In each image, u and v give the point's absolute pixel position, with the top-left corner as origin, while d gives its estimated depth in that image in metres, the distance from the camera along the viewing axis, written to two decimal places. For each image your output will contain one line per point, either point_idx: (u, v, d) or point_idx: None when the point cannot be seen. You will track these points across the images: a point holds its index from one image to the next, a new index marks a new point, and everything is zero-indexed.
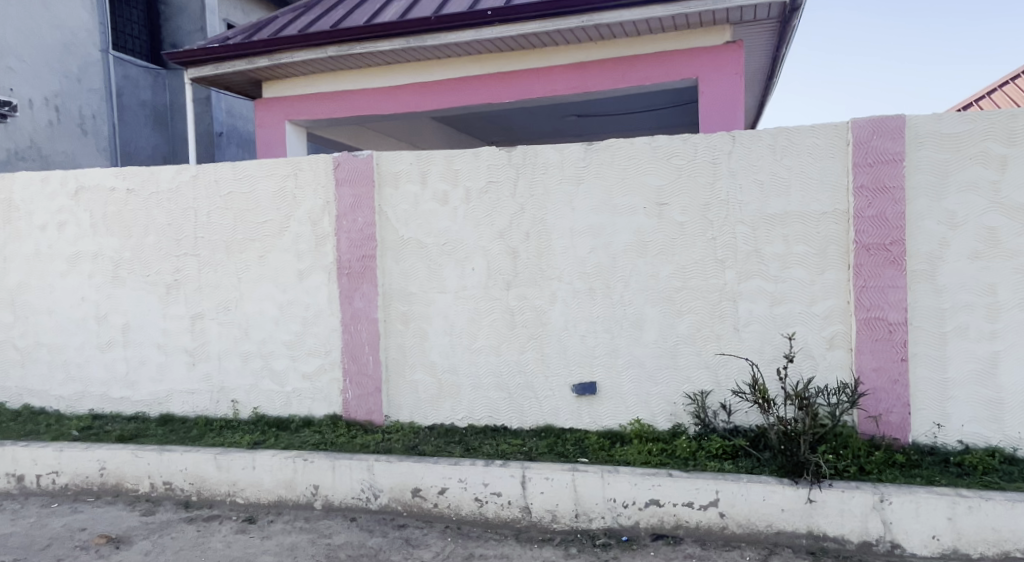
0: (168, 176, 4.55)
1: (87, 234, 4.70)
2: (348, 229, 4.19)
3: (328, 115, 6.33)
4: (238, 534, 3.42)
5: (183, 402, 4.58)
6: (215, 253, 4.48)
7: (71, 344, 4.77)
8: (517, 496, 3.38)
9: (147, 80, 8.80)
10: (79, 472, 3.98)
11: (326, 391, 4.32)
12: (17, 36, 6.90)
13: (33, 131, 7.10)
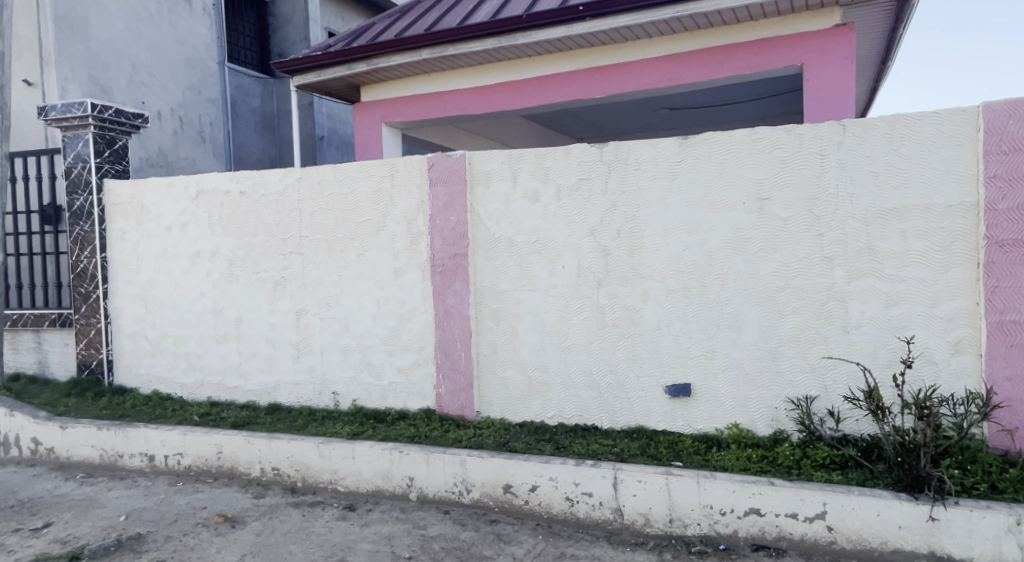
0: (276, 179, 4.78)
1: (205, 234, 5.01)
2: (441, 228, 4.26)
3: (422, 116, 6.46)
4: (340, 520, 3.54)
5: (289, 392, 4.79)
6: (317, 251, 4.66)
7: (192, 336, 5.10)
8: (609, 498, 3.32)
9: (257, 89, 9.30)
10: (200, 454, 4.24)
11: (420, 385, 4.39)
12: (147, 52, 7.46)
13: (162, 140, 7.62)
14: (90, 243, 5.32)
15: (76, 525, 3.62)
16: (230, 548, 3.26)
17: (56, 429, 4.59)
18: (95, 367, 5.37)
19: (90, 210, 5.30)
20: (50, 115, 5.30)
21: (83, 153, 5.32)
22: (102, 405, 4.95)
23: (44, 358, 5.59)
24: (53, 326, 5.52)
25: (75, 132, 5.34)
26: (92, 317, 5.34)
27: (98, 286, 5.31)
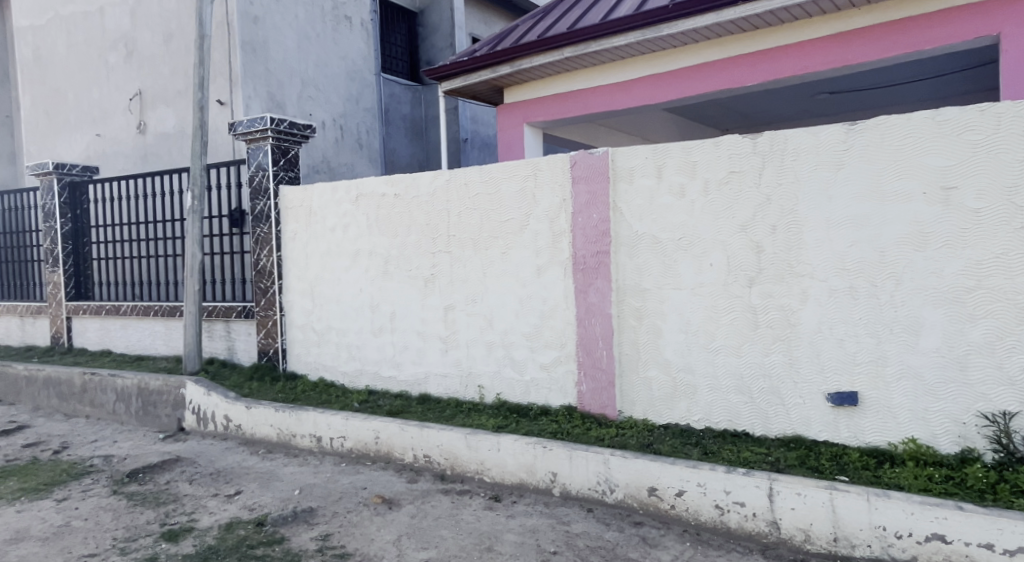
0: (427, 182, 4.96)
1: (364, 234, 5.31)
2: (583, 225, 4.22)
3: (563, 115, 6.45)
4: (486, 510, 3.60)
5: (438, 384, 4.96)
6: (464, 250, 4.78)
7: (352, 328, 5.43)
8: (765, 509, 3.11)
9: (408, 97, 9.75)
10: (359, 438, 4.50)
11: (562, 382, 4.37)
12: (315, 68, 8.07)
13: (326, 148, 8.18)
14: (269, 243, 5.83)
15: (261, 494, 4.08)
16: (387, 528, 3.46)
17: (242, 409, 5.10)
18: (273, 354, 5.89)
19: (269, 213, 5.81)
20: (238, 130, 5.87)
21: (262, 162, 5.83)
22: (279, 389, 5.41)
23: (232, 345, 6.19)
24: (239, 317, 6.11)
25: (257, 144, 5.87)
26: (270, 309, 5.86)
27: (275, 282, 5.81)
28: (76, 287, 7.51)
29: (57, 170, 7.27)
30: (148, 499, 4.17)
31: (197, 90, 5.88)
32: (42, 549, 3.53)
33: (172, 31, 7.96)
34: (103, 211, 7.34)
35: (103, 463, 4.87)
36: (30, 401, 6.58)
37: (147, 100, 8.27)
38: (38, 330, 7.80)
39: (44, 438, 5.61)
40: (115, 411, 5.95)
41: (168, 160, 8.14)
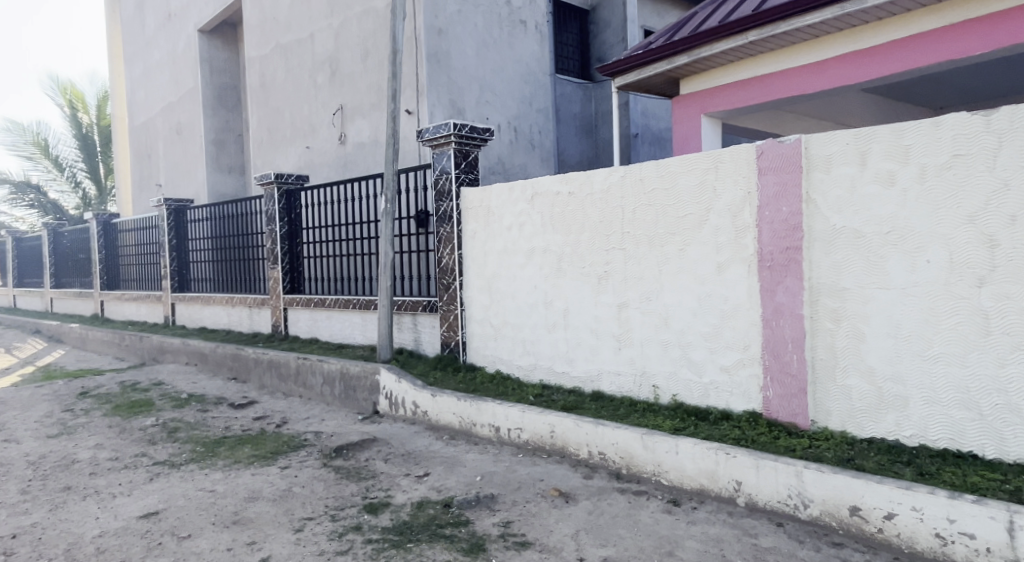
0: (601, 179, 4.97)
1: (539, 232, 5.44)
2: (770, 220, 4.02)
3: (746, 102, 6.14)
4: (665, 513, 3.57)
5: (611, 382, 4.98)
6: (639, 247, 4.74)
7: (527, 324, 5.60)
8: (999, 544, 2.73)
9: (579, 95, 9.83)
10: (535, 431, 4.65)
11: (745, 386, 4.20)
12: (493, 73, 8.41)
13: (501, 149, 8.49)
14: (451, 242, 6.17)
15: (447, 478, 4.34)
16: (566, 522, 3.55)
17: (428, 396, 5.46)
18: (454, 346, 6.23)
19: (451, 213, 6.16)
20: (425, 136, 6.25)
21: (446, 166, 6.18)
22: (461, 379, 5.72)
23: (418, 337, 6.62)
24: (424, 311, 6.55)
25: (441, 149, 6.21)
26: (452, 304, 6.21)
27: (456, 278, 6.15)
28: (291, 281, 8.50)
29: (278, 180, 8.32)
30: (351, 473, 4.64)
31: (390, 102, 6.37)
32: (270, 509, 4.10)
33: (368, 49, 8.69)
34: (311, 214, 8.22)
35: (314, 439, 5.49)
36: (256, 380, 7.57)
37: (347, 114, 9.12)
38: (263, 319, 8.96)
39: (268, 413, 6.44)
40: (322, 393, 6.65)
41: (364, 167, 8.91)
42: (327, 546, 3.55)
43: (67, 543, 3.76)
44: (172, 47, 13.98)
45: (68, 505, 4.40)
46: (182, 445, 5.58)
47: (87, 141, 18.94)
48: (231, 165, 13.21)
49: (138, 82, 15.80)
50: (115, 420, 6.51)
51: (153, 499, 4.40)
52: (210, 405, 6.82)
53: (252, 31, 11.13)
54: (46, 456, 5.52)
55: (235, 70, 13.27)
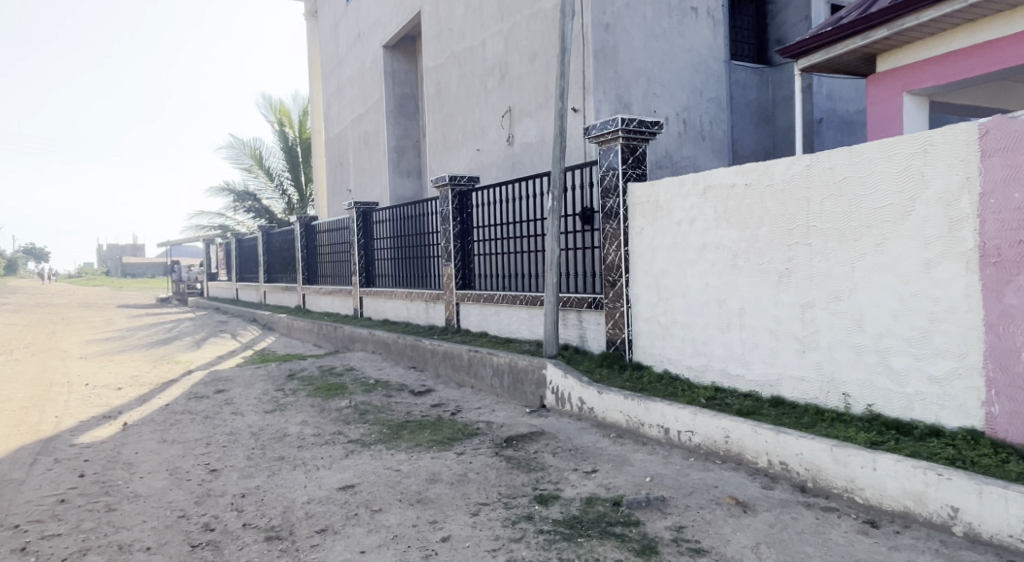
0: (783, 169, 4.65)
1: (712, 227, 5.20)
2: (997, 208, 3.50)
3: (960, 75, 5.42)
4: (861, 535, 3.26)
5: (793, 388, 4.64)
6: (827, 242, 4.38)
7: (698, 323, 5.39)
8: None
9: (754, 81, 9.28)
10: (709, 435, 4.45)
11: (960, 399, 3.71)
12: (661, 64, 8.19)
13: (669, 143, 8.24)
14: (617, 239, 6.05)
15: (615, 476, 4.30)
16: (745, 533, 3.37)
17: (595, 393, 5.42)
18: (620, 344, 6.13)
19: (618, 210, 6.03)
20: (592, 133, 6.15)
21: (613, 162, 6.04)
22: (627, 378, 5.61)
23: (584, 333, 6.60)
24: (589, 308, 6.51)
25: (608, 146, 6.08)
26: (618, 302, 6.11)
27: (622, 276, 6.03)
28: (463, 277, 8.87)
29: (451, 181, 8.72)
30: (521, 464, 4.74)
31: (558, 101, 6.37)
32: (448, 492, 4.32)
33: (536, 50, 8.82)
34: (481, 213, 8.51)
35: (486, 428, 5.68)
36: (432, 370, 7.99)
37: (515, 115, 9.34)
38: (438, 312, 9.45)
39: (444, 401, 6.78)
40: (492, 385, 6.86)
41: (531, 166, 9.06)
42: (501, 533, 3.68)
43: (282, 507, 4.29)
44: (361, 63, 15.18)
45: (282, 473, 4.98)
46: (371, 426, 6.05)
47: (292, 155, 21.05)
48: (410, 169, 14.07)
49: (332, 97, 17.36)
50: (316, 400, 7.22)
51: (349, 473, 4.85)
52: (394, 390, 7.32)
53: (430, 42, 11.77)
54: (262, 429, 6.27)
55: (414, 80, 14.12)
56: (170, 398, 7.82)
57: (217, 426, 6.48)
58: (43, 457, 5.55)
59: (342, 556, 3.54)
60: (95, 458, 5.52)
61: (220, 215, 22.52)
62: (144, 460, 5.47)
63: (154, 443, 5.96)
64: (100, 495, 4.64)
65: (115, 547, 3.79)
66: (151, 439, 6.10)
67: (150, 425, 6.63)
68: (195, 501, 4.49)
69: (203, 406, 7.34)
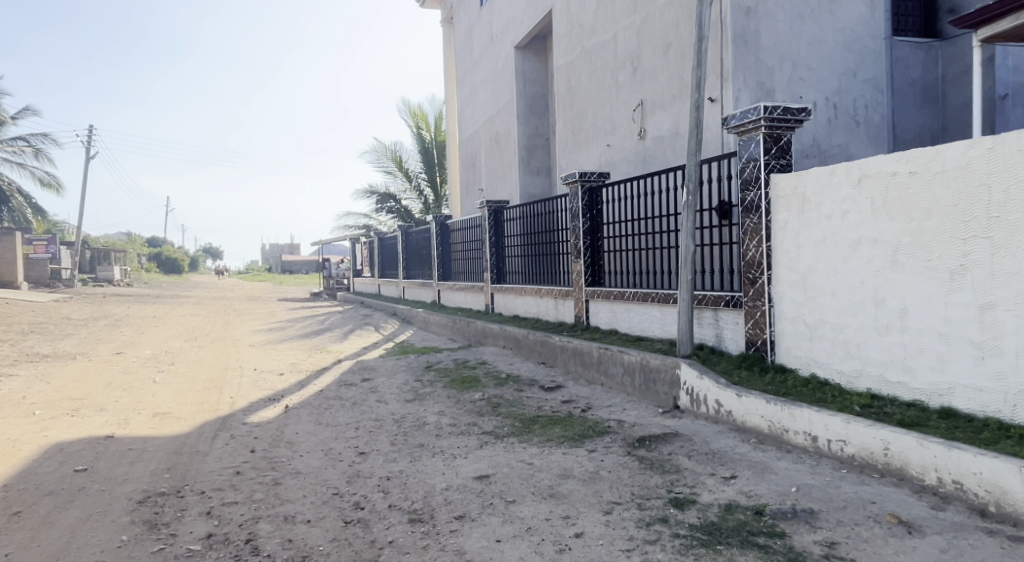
0: (956, 154, 4.17)
1: (868, 220, 4.77)
2: None
3: None
4: None
5: (969, 398, 4.16)
6: (1014, 236, 3.88)
7: (852, 324, 4.98)
8: None
9: (919, 58, 8.47)
10: (865, 447, 4.10)
11: None
12: (809, 47, 7.67)
13: (816, 131, 7.71)
14: (757, 234, 5.72)
15: (756, 483, 4.07)
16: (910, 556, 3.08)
17: (733, 396, 5.17)
18: (761, 345, 5.80)
19: (759, 203, 5.70)
20: (731, 124, 5.86)
21: (754, 153, 5.72)
22: (769, 381, 5.30)
23: (720, 332, 6.31)
24: (727, 306, 6.22)
25: (749, 136, 5.76)
26: (758, 300, 5.80)
27: (763, 273, 5.69)
28: (592, 274, 8.79)
29: (582, 178, 8.67)
30: (655, 465, 4.61)
31: (694, 91, 6.08)
32: (581, 489, 4.29)
33: (670, 41, 8.57)
34: (612, 209, 8.39)
35: (618, 426, 5.59)
36: (561, 366, 7.99)
37: (647, 108, 9.12)
38: (567, 309, 9.44)
39: (574, 397, 6.76)
40: (622, 383, 6.74)
41: (664, 160, 8.81)
42: (635, 533, 3.61)
43: (423, 491, 4.47)
44: (493, 65, 15.49)
45: (422, 459, 5.19)
46: (503, 419, 6.15)
47: (428, 156, 22.02)
48: (540, 167, 14.17)
49: (466, 100, 17.86)
50: (452, 392, 7.46)
51: (484, 464, 4.96)
52: (525, 385, 7.40)
53: (561, 40, 11.77)
54: (404, 417, 6.56)
55: (545, 79, 14.20)
56: (323, 385, 8.39)
57: (363, 412, 6.87)
58: (222, 432, 6.14)
59: (479, 544, 3.64)
60: (262, 435, 6.04)
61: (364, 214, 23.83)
62: (303, 440, 5.91)
63: (310, 425, 6.41)
64: (268, 469, 5.06)
65: (281, 517, 4.13)
66: (308, 422, 6.57)
67: (306, 408, 7.14)
68: (346, 480, 4.78)
69: (352, 393, 7.80)
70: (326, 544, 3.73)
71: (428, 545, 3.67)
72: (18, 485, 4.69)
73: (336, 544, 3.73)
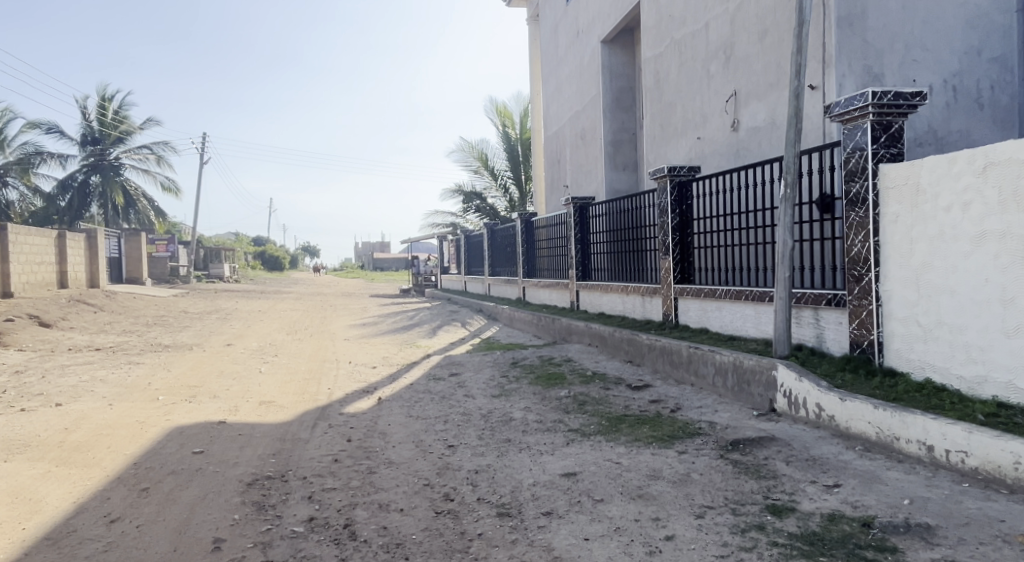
0: None
1: (995, 212, 4.34)
2: None
3: None
4: None
5: None
6: None
7: (973, 326, 4.53)
8: None
9: None
10: (991, 459, 3.78)
11: None
12: (924, 26, 7.18)
13: (932, 116, 7.21)
14: (864, 228, 5.38)
15: (863, 493, 3.84)
16: None
17: (835, 400, 4.89)
18: (866, 347, 5.45)
19: (866, 196, 5.36)
20: (835, 112, 5.55)
21: (860, 142, 5.39)
22: (875, 384, 4.97)
23: (821, 333, 6.00)
24: (829, 305, 5.90)
25: (854, 124, 5.45)
26: (864, 299, 5.44)
27: (870, 269, 5.33)
28: (682, 271, 8.56)
29: (671, 173, 8.45)
30: (749, 469, 4.42)
31: (794, 79, 5.78)
32: (671, 491, 4.18)
33: (767, 27, 8.21)
34: (702, 204, 8.13)
35: (710, 428, 5.41)
36: (649, 365, 7.83)
37: (741, 99, 8.79)
38: (655, 307, 9.24)
39: (662, 397, 6.60)
40: (714, 384, 6.52)
41: (759, 152, 8.46)
42: (730, 539, 3.47)
43: (511, 486, 4.48)
44: (579, 60, 15.37)
45: (510, 454, 5.21)
46: (590, 417, 6.09)
47: (514, 153, 22.15)
48: (627, 162, 13.95)
49: (551, 97, 17.82)
50: (538, 388, 7.45)
51: (571, 461, 4.91)
52: (612, 383, 7.30)
53: (649, 32, 11.53)
54: (491, 412, 6.61)
55: (632, 73, 13.96)
56: (413, 378, 8.60)
57: (452, 406, 6.97)
58: (321, 421, 6.39)
59: (567, 541, 3.61)
60: (358, 426, 6.24)
61: (451, 215, 24.24)
62: (395, 431, 6.06)
63: (402, 417, 6.57)
64: (363, 458, 5.21)
65: (376, 505, 4.24)
66: (400, 414, 6.74)
67: (398, 401, 7.33)
68: (437, 472, 4.86)
69: (441, 387, 7.94)
70: (419, 532, 3.81)
71: (517, 539, 3.68)
72: (144, 463, 5.05)
73: (428, 533, 3.80)
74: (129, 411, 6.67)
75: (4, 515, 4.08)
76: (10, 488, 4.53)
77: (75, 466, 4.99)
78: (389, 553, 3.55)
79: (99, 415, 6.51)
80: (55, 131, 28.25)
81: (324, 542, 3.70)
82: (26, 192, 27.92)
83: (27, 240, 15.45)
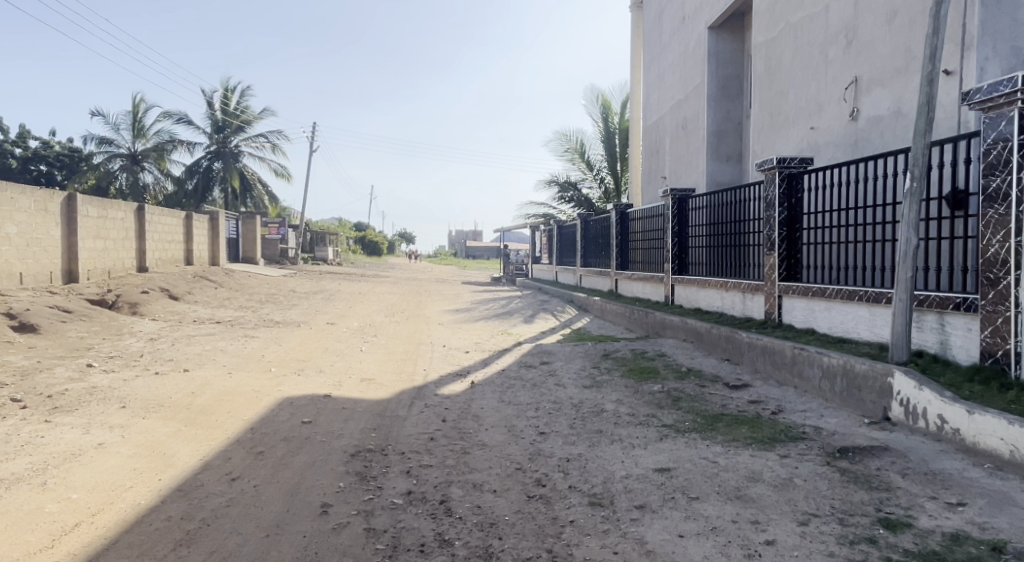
0: None
1: None
2: None
3: None
4: None
5: None
6: None
7: None
8: None
9: None
10: None
11: None
12: None
13: None
14: (1004, 227, 4.92)
15: (993, 515, 3.52)
16: None
17: (962, 412, 4.52)
18: (1000, 356, 4.99)
19: (1008, 191, 4.90)
20: (975, 99, 5.09)
21: (1004, 132, 4.93)
22: (1010, 398, 4.53)
23: (947, 339, 5.55)
24: (957, 310, 5.45)
25: (996, 113, 5.01)
26: (1000, 304, 4.97)
27: (1010, 272, 4.87)
28: (788, 268, 8.15)
29: (780, 164, 8.03)
30: (860, 479, 4.16)
31: (927, 63, 5.34)
32: (772, 495, 3.99)
33: (897, 8, 7.65)
34: (814, 198, 7.70)
35: (815, 433, 5.13)
36: (748, 364, 7.53)
37: (863, 86, 8.24)
38: (756, 305, 8.86)
39: (762, 398, 6.32)
40: (820, 387, 6.18)
41: (881, 142, 7.91)
42: (837, 550, 3.28)
43: (603, 476, 4.42)
44: (684, 47, 14.91)
45: (602, 445, 5.14)
46: (684, 413, 5.91)
47: (612, 143, 21.86)
48: (730, 153, 13.42)
49: (652, 85, 17.42)
50: (630, 382, 7.32)
51: (665, 456, 4.79)
52: (707, 381, 7.06)
53: (762, 17, 11.01)
54: (582, 402, 6.55)
55: (741, 59, 13.40)
56: (505, 365, 8.67)
57: (544, 394, 6.96)
58: (418, 401, 6.53)
59: (661, 536, 3.52)
60: (452, 407, 6.35)
61: (525, 205, 23.07)
62: (488, 415, 6.11)
63: (494, 401, 6.62)
64: (457, 438, 5.29)
65: (470, 484, 4.30)
66: (492, 398, 6.80)
67: (491, 385, 7.39)
68: (529, 457, 4.87)
69: (532, 375, 7.94)
70: (512, 514, 3.82)
71: (609, 529, 3.62)
72: (259, 429, 5.34)
73: (521, 516, 3.80)
74: (245, 380, 7.07)
75: (142, 466, 4.41)
76: (146, 442, 4.91)
77: (201, 427, 5.35)
78: (483, 532, 3.59)
79: (220, 382, 6.95)
80: (185, 120, 30.30)
81: (421, 515, 3.79)
82: (160, 176, 30.56)
83: (159, 220, 16.71)
